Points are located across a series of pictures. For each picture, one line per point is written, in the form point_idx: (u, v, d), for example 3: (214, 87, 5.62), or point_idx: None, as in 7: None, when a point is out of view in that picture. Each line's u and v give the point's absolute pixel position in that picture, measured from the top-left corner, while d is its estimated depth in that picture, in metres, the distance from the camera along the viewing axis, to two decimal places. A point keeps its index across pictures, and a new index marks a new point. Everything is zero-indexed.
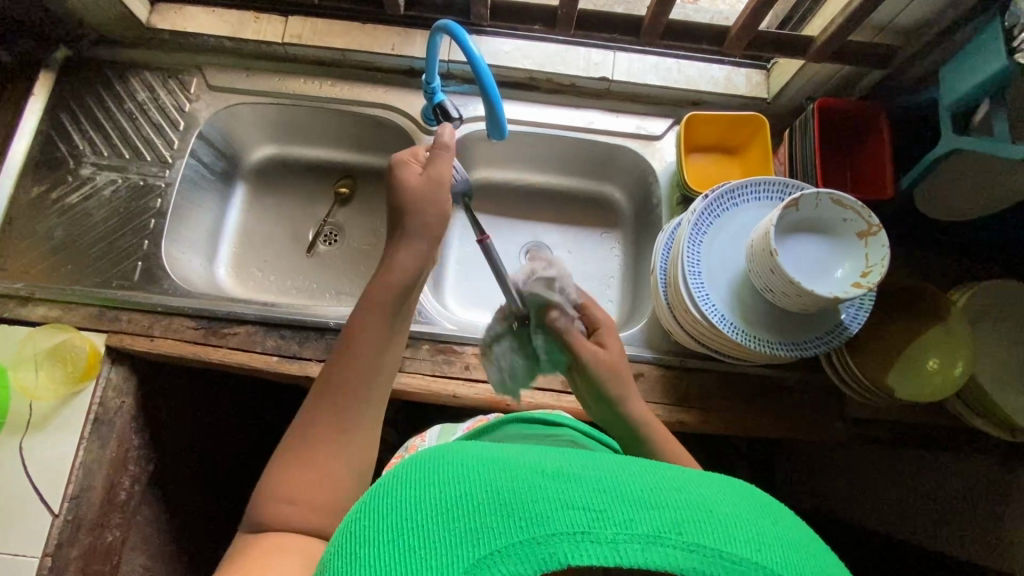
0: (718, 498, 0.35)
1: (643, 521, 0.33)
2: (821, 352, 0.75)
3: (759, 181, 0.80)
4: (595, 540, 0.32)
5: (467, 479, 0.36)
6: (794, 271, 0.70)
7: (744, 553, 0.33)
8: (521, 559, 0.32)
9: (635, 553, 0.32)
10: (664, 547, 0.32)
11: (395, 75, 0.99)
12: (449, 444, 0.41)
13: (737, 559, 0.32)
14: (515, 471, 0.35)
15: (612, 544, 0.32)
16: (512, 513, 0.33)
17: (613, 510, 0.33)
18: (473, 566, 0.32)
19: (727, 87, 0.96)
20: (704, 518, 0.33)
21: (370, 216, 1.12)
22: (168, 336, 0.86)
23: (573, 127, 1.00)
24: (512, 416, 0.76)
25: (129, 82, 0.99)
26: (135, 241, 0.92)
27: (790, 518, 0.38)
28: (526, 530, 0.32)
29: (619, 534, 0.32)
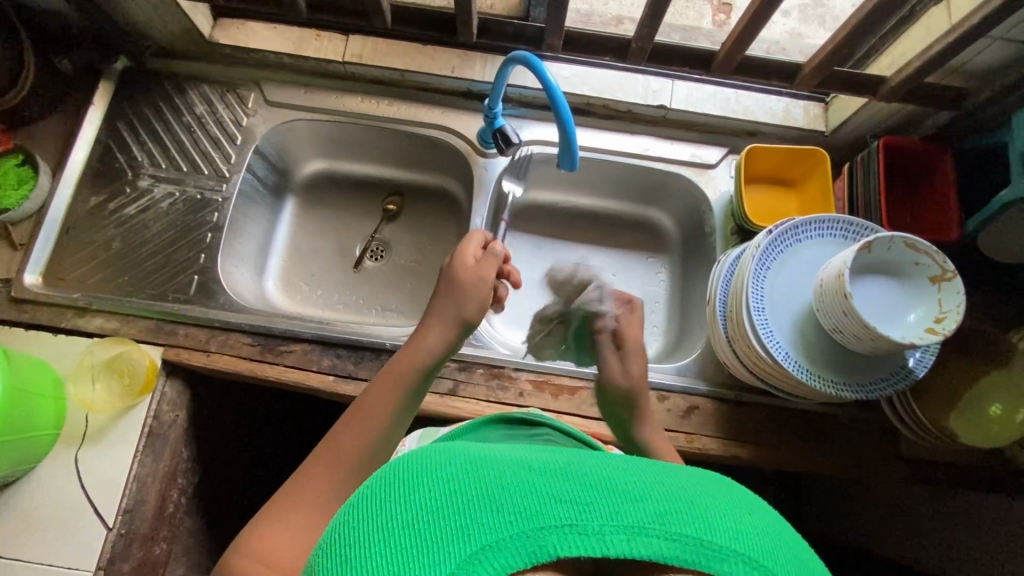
0: (700, 490, 0.34)
1: (629, 512, 0.32)
2: (886, 394, 0.75)
3: (824, 219, 0.80)
4: (583, 533, 0.31)
5: (453, 475, 0.33)
6: (867, 313, 0.69)
7: (723, 541, 0.32)
8: (510, 554, 0.30)
9: (621, 545, 0.31)
10: (649, 538, 0.31)
11: (452, 97, 0.99)
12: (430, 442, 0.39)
13: (718, 548, 0.31)
14: (501, 467, 0.34)
15: (597, 536, 0.31)
16: (499, 509, 0.31)
17: (597, 502, 0.32)
18: (462, 565, 0.30)
19: (785, 119, 0.96)
20: (687, 508, 0.32)
21: (417, 233, 1.12)
22: (225, 352, 0.86)
23: (627, 154, 1.00)
24: (490, 416, 0.76)
25: (189, 95, 1.00)
26: (192, 255, 0.92)
27: (772, 512, 0.37)
28: (517, 525, 0.31)
29: (606, 527, 0.31)
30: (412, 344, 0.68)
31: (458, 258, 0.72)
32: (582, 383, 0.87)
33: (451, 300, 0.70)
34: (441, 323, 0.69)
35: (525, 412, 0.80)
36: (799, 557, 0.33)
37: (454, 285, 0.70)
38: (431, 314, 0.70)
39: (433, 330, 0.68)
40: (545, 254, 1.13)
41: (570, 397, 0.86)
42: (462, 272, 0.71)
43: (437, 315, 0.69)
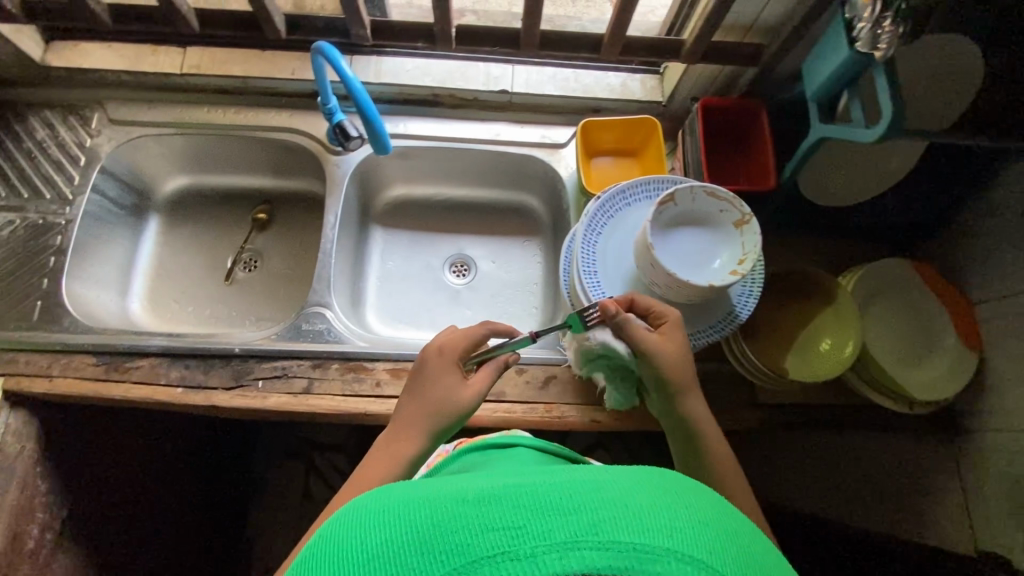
0: (638, 489, 0.33)
1: (561, 527, 0.31)
2: (716, 341, 0.77)
3: (649, 181, 0.83)
4: (517, 559, 0.30)
5: (387, 523, 0.34)
6: (674, 263, 0.72)
7: (658, 540, 0.31)
8: None
9: (554, 563, 0.30)
10: (581, 551, 0.30)
11: (300, 99, 1.00)
12: (376, 487, 0.39)
13: (653, 548, 0.30)
14: (436, 503, 0.34)
15: (531, 559, 0.30)
16: (429, 549, 0.31)
17: (530, 523, 0.31)
18: None
19: (623, 93, 1.00)
20: (622, 512, 0.31)
21: (290, 240, 1.12)
22: (68, 375, 0.84)
23: (478, 140, 1.02)
24: (468, 445, 0.74)
25: (29, 121, 0.98)
26: (34, 280, 0.90)
27: (729, 507, 0.36)
28: (446, 564, 0.30)
29: (539, 548, 0.30)
30: (391, 443, 0.62)
31: (453, 358, 0.66)
32: None
33: (427, 410, 0.63)
34: (420, 429, 0.63)
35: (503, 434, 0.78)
36: (745, 548, 0.33)
37: (434, 390, 0.64)
38: (404, 415, 0.64)
39: (409, 441, 0.62)
40: (423, 249, 1.14)
41: None
42: (450, 383, 0.64)
43: (410, 422, 0.63)
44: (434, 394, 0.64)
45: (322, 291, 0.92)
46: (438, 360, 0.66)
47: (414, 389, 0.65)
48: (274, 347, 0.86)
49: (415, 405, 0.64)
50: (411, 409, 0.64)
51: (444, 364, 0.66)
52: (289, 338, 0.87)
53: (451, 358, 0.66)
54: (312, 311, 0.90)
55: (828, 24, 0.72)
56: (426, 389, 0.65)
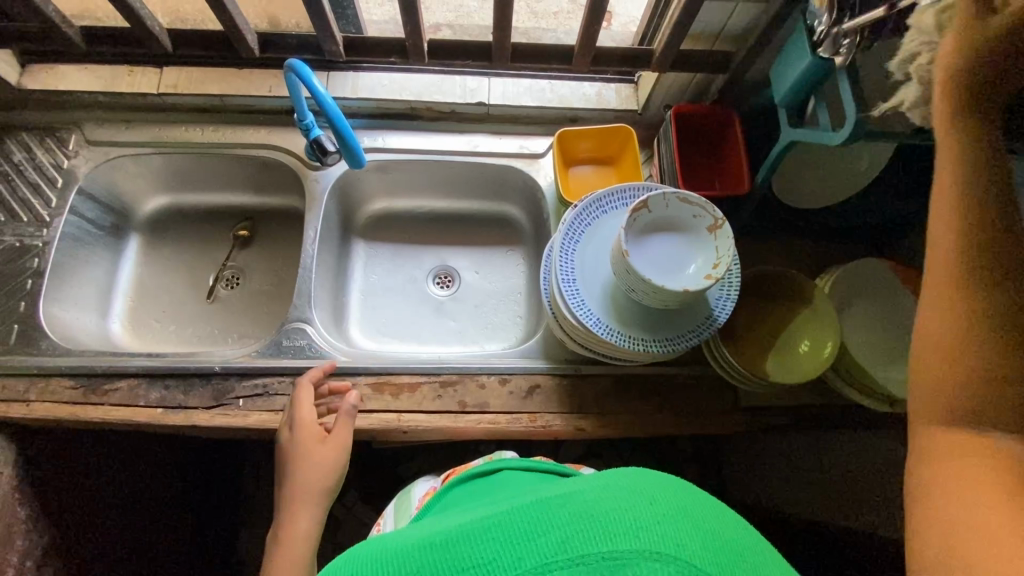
0: (603, 496, 0.34)
1: (530, 553, 0.32)
2: (695, 345, 0.77)
3: (625, 189, 0.84)
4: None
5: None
6: (650, 269, 0.72)
7: (624, 546, 0.31)
8: None
9: None
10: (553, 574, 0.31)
11: (278, 116, 1.01)
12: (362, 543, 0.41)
13: (620, 556, 0.31)
14: (411, 552, 0.35)
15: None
16: None
17: (501, 556, 0.32)
18: None
19: (599, 102, 1.01)
20: (587, 524, 0.32)
21: (272, 256, 1.12)
22: (46, 399, 0.83)
23: (457, 152, 1.02)
24: (457, 476, 0.72)
25: (6, 144, 0.98)
26: (10, 304, 0.89)
27: (700, 498, 0.36)
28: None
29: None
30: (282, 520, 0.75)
31: (302, 430, 0.79)
32: (424, 379, 0.87)
33: (303, 479, 0.77)
34: (306, 497, 0.76)
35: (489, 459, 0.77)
36: (714, 535, 0.33)
37: (306, 463, 0.77)
38: (289, 496, 0.76)
39: (304, 513, 0.75)
40: (405, 261, 1.14)
41: (411, 395, 0.85)
42: (312, 451, 0.78)
43: (297, 499, 0.76)
44: (305, 467, 0.77)
45: (303, 306, 0.92)
46: (294, 440, 0.79)
47: (286, 471, 0.78)
48: (255, 364, 0.85)
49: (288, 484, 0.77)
50: (289, 486, 0.77)
51: (302, 440, 0.78)
52: (270, 355, 0.87)
53: (303, 434, 0.78)
54: (293, 327, 0.90)
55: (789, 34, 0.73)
56: (297, 466, 0.77)
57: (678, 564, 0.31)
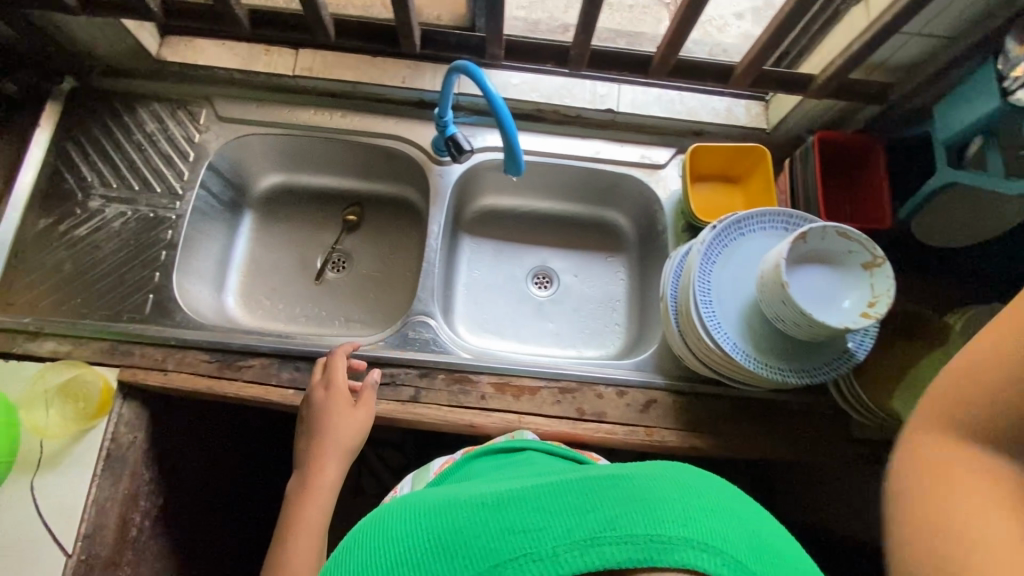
0: (649, 485, 0.38)
1: (580, 526, 0.35)
2: (830, 379, 0.78)
3: (765, 213, 0.84)
4: (539, 559, 0.35)
5: (413, 530, 0.39)
6: (805, 301, 0.72)
7: (669, 531, 0.35)
8: None
9: (574, 560, 0.34)
10: (601, 548, 0.35)
11: (406, 107, 1.01)
12: (410, 496, 0.46)
13: (666, 539, 0.35)
14: (460, 513, 0.39)
15: (551, 559, 0.34)
16: (456, 555, 0.36)
17: (551, 525, 0.36)
18: None
19: (728, 118, 1.00)
20: (634, 507, 0.36)
21: (378, 243, 1.14)
22: (182, 370, 0.85)
23: (579, 157, 1.02)
24: (477, 450, 0.76)
25: (139, 113, 0.99)
26: (146, 274, 0.91)
27: (731, 492, 0.40)
28: (473, 566, 0.35)
29: (557, 548, 0.35)
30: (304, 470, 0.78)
31: (326, 396, 0.81)
32: (543, 384, 0.88)
33: (329, 437, 0.78)
34: (335, 455, 0.78)
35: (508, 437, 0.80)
36: (754, 540, 0.37)
37: (335, 424, 0.79)
38: (313, 452, 0.78)
39: (329, 468, 0.78)
40: (506, 259, 1.15)
41: (531, 398, 0.87)
42: (342, 414, 0.79)
43: (326, 455, 0.78)
44: (334, 429, 0.79)
45: (425, 300, 0.93)
46: (320, 401, 0.81)
47: (314, 429, 0.79)
48: (382, 354, 0.87)
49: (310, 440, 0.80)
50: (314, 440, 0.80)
51: (334, 401, 0.80)
52: (395, 346, 0.89)
53: (337, 395, 0.81)
54: (417, 320, 0.91)
55: (972, 72, 0.72)
56: (326, 424, 0.79)
57: (716, 552, 0.35)
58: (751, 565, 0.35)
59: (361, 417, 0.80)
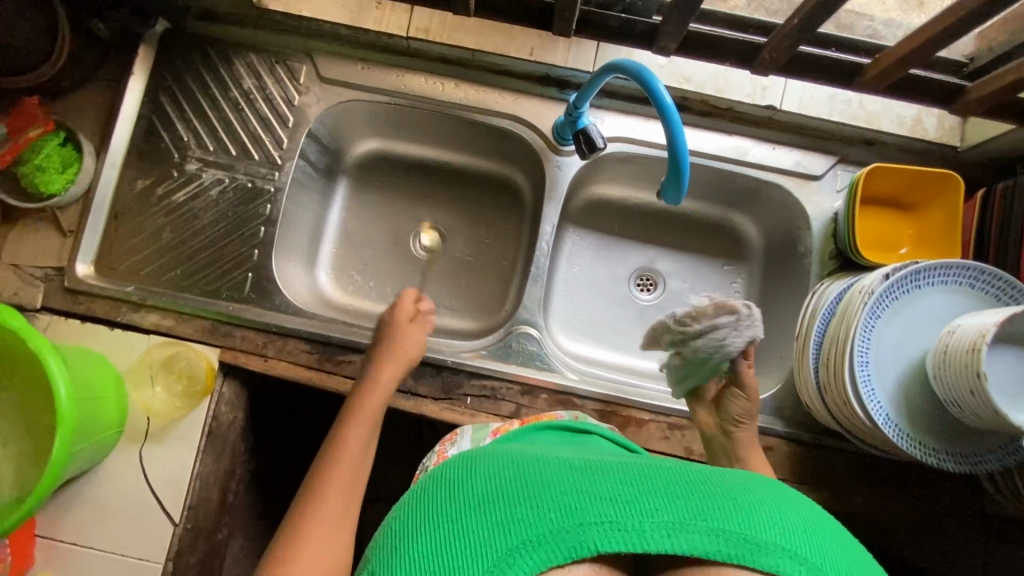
0: (731, 490, 0.44)
1: (665, 510, 0.41)
2: (993, 468, 0.69)
3: (952, 265, 0.71)
4: (623, 529, 0.40)
5: (508, 479, 0.45)
6: (999, 389, 0.62)
7: (755, 535, 0.40)
8: (553, 549, 0.40)
9: (660, 540, 0.40)
10: (687, 532, 0.40)
11: (527, 81, 0.88)
12: (491, 451, 0.52)
13: (753, 541, 0.40)
14: (554, 472, 0.45)
15: (638, 533, 0.40)
16: (546, 504, 0.42)
17: (639, 500, 0.42)
18: (517, 547, 0.40)
19: (913, 129, 0.84)
20: (721, 506, 0.42)
21: (474, 225, 1.05)
22: (282, 358, 0.83)
23: (721, 158, 0.88)
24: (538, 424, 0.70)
25: (235, 66, 0.90)
26: (244, 250, 0.87)
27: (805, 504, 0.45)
28: (562, 521, 0.41)
29: (643, 524, 0.40)
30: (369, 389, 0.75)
31: (411, 342, 0.81)
32: (651, 416, 0.82)
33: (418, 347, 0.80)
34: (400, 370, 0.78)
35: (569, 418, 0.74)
36: (823, 537, 0.42)
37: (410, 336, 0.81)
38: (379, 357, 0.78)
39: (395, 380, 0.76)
40: (611, 255, 1.06)
41: (638, 430, 0.81)
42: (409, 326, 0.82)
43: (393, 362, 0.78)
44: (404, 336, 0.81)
45: (533, 308, 0.87)
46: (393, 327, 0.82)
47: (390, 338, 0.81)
48: (486, 366, 0.83)
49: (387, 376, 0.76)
50: (388, 361, 0.77)
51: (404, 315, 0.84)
52: (498, 357, 0.84)
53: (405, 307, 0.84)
54: (521, 330, 0.86)
55: None
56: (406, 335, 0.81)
57: (798, 556, 0.40)
58: (820, 562, 0.40)
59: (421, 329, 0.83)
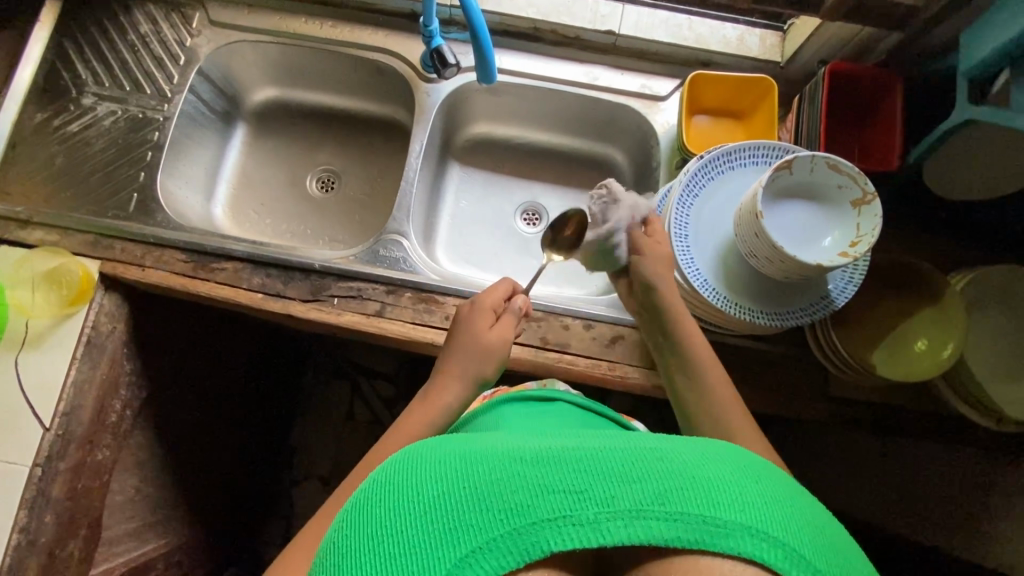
0: (694, 462, 0.39)
1: (623, 498, 0.36)
2: (803, 324, 0.74)
3: (760, 145, 0.77)
4: (579, 523, 0.36)
5: (443, 477, 0.39)
6: (779, 234, 0.67)
7: (723, 515, 0.36)
8: (507, 550, 0.36)
9: (618, 530, 0.36)
10: (646, 520, 0.36)
11: (397, 19, 0.98)
12: (435, 440, 0.44)
13: (717, 522, 0.36)
14: (494, 464, 0.38)
15: (596, 526, 0.36)
16: (491, 506, 0.36)
17: (592, 489, 0.36)
18: (458, 565, 0.35)
19: (739, 48, 0.93)
20: (684, 486, 0.37)
21: (367, 165, 1.12)
22: (159, 267, 0.88)
23: (573, 82, 0.97)
24: (507, 395, 0.78)
25: (133, 14, 0.99)
26: (132, 173, 0.93)
27: (760, 465, 0.42)
28: (510, 522, 0.36)
29: (601, 514, 0.36)
30: (433, 396, 0.71)
31: (496, 335, 0.73)
32: None
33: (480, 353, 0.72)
34: (457, 380, 0.71)
35: (539, 386, 0.81)
36: (790, 509, 0.38)
37: (471, 341, 0.72)
38: (439, 366, 0.73)
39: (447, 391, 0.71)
40: (496, 191, 1.11)
41: None
42: (479, 332, 0.73)
43: (452, 371, 0.72)
44: (467, 343, 0.72)
45: (401, 220, 0.93)
46: (469, 328, 0.73)
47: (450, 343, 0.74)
48: (352, 268, 0.87)
49: (454, 387, 0.71)
50: (450, 368, 0.72)
51: (477, 316, 0.74)
52: (366, 262, 0.89)
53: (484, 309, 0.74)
54: (390, 239, 0.91)
55: (989, 6, 0.66)
56: (460, 339, 0.73)
57: (763, 535, 0.36)
58: (779, 533, 0.36)
59: (498, 339, 0.73)
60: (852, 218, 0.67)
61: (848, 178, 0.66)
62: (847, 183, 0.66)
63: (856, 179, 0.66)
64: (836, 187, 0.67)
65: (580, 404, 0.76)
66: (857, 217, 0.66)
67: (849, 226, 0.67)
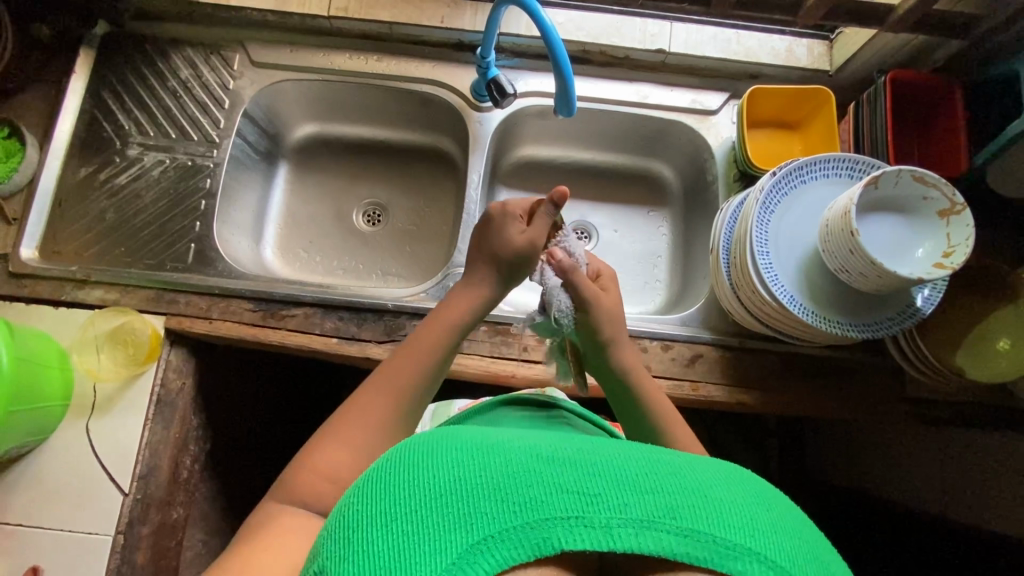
0: (711, 481, 0.36)
1: (636, 506, 0.33)
2: (892, 333, 0.75)
3: (829, 158, 0.78)
4: (591, 526, 0.33)
5: (459, 461, 0.36)
6: (873, 249, 0.68)
7: (736, 538, 0.33)
8: (515, 543, 0.33)
9: (628, 538, 0.33)
10: (657, 532, 0.33)
11: (445, 50, 0.98)
12: (452, 428, 0.42)
13: (729, 544, 0.33)
14: (509, 455, 0.36)
15: (606, 531, 0.33)
16: (504, 498, 0.34)
17: (606, 494, 0.34)
18: (465, 553, 0.32)
19: (788, 59, 0.94)
20: (698, 502, 0.34)
21: (414, 196, 1.11)
22: (227, 318, 0.86)
23: (625, 102, 0.97)
24: (506, 397, 0.75)
25: (172, 59, 0.97)
26: (187, 223, 0.92)
27: (781, 499, 0.38)
28: (521, 515, 0.33)
29: (612, 520, 0.33)
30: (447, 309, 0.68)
31: (525, 239, 0.67)
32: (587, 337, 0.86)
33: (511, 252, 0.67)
34: (484, 283, 0.69)
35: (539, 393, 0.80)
36: (804, 543, 0.35)
37: (496, 241, 0.67)
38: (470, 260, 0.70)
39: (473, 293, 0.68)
40: None
41: None
42: (507, 232, 0.67)
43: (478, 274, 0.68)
44: (495, 242, 0.68)
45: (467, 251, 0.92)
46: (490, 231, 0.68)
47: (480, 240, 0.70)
48: (425, 305, 0.87)
49: (473, 303, 0.68)
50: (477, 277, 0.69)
51: (507, 218, 0.68)
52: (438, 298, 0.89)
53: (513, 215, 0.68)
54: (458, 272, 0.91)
55: None
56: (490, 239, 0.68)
57: (777, 567, 0.33)
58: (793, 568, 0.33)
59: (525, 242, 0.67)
60: (943, 229, 0.68)
61: (939, 190, 0.67)
62: (937, 194, 0.67)
63: (948, 191, 0.66)
64: (924, 199, 0.68)
65: (579, 412, 0.74)
66: (948, 228, 0.67)
67: (941, 236, 0.68)
